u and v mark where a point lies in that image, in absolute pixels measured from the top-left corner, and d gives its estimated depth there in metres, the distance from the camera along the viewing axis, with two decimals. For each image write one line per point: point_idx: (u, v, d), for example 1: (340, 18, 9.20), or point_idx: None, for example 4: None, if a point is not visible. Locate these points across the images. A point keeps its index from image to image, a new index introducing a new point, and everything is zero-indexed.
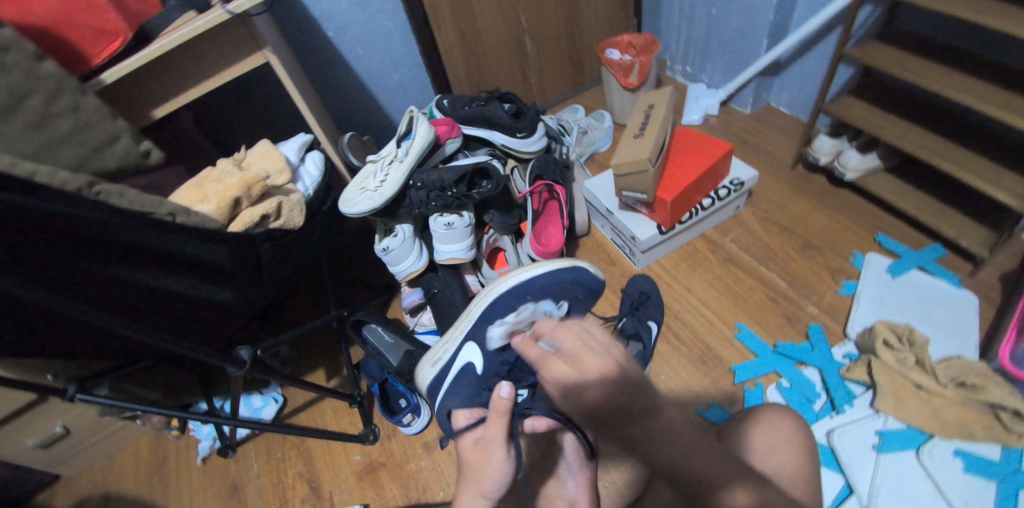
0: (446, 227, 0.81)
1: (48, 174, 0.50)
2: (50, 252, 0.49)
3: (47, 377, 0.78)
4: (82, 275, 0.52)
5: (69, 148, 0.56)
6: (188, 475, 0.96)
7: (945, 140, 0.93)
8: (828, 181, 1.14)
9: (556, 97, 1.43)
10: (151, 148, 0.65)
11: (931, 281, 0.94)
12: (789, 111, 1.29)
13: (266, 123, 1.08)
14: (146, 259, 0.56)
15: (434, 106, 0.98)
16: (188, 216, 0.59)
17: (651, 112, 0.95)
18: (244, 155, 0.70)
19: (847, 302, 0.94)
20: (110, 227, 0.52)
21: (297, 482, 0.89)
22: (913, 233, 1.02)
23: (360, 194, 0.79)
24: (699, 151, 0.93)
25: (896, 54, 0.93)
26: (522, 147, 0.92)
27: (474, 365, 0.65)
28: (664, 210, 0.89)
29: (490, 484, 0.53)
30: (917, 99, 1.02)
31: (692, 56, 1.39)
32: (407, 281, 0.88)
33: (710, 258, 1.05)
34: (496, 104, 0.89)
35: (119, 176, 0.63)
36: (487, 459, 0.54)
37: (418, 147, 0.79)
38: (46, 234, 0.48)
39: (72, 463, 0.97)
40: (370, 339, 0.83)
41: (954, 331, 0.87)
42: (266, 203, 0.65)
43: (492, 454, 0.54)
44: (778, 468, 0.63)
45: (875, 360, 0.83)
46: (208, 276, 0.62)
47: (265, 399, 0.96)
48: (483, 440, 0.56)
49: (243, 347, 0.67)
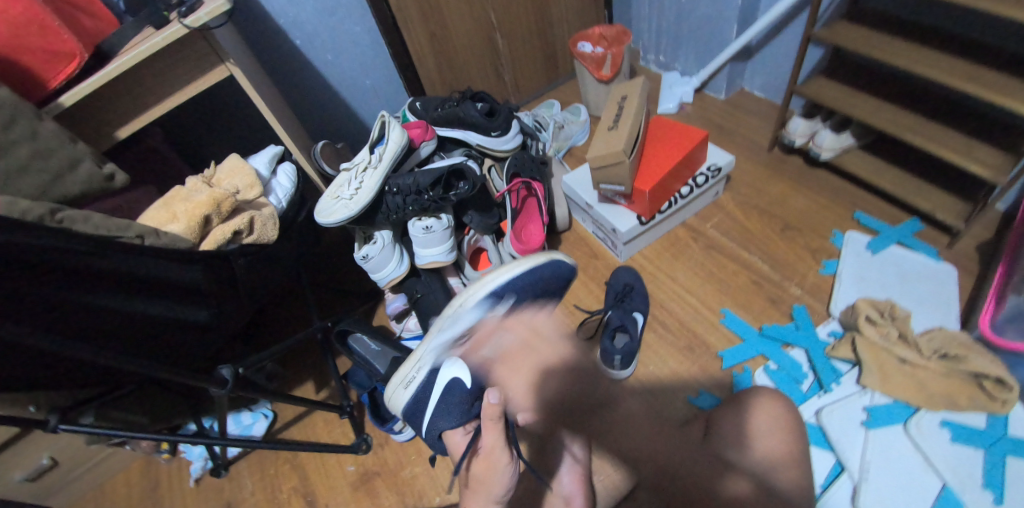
0: (425, 231, 0.80)
1: (8, 204, 0.49)
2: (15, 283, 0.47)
3: (30, 409, 0.76)
4: (52, 303, 0.50)
5: (29, 175, 0.55)
6: (181, 497, 0.94)
7: (917, 116, 0.94)
8: (804, 162, 1.15)
9: (531, 93, 1.43)
10: (114, 171, 0.63)
11: (910, 255, 0.95)
12: (763, 94, 1.30)
13: (238, 136, 1.06)
14: (117, 285, 0.55)
15: (407, 109, 0.97)
16: (157, 238, 0.58)
17: (625, 103, 0.95)
18: (213, 172, 0.69)
19: (829, 281, 0.95)
20: (78, 254, 0.51)
21: (292, 497, 0.88)
22: (889, 209, 1.03)
23: (335, 203, 0.78)
24: (676, 139, 0.94)
25: (863, 33, 0.94)
26: (497, 146, 0.92)
27: (460, 379, 0.66)
28: (642, 201, 0.89)
29: (498, 487, 0.53)
30: (886, 76, 1.03)
31: (664, 44, 1.40)
32: (390, 287, 0.88)
33: (693, 245, 1.05)
34: (469, 104, 0.89)
35: (85, 201, 0.62)
36: (492, 467, 0.54)
37: (391, 152, 0.78)
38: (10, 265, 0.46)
39: (62, 494, 0.95)
40: (357, 348, 0.82)
41: (933, 303, 0.88)
42: (238, 219, 0.64)
43: (497, 461, 0.54)
44: (767, 450, 0.64)
45: (858, 336, 0.84)
46: (183, 296, 0.61)
47: (255, 416, 0.95)
48: (483, 449, 0.56)
49: (224, 365, 0.65)
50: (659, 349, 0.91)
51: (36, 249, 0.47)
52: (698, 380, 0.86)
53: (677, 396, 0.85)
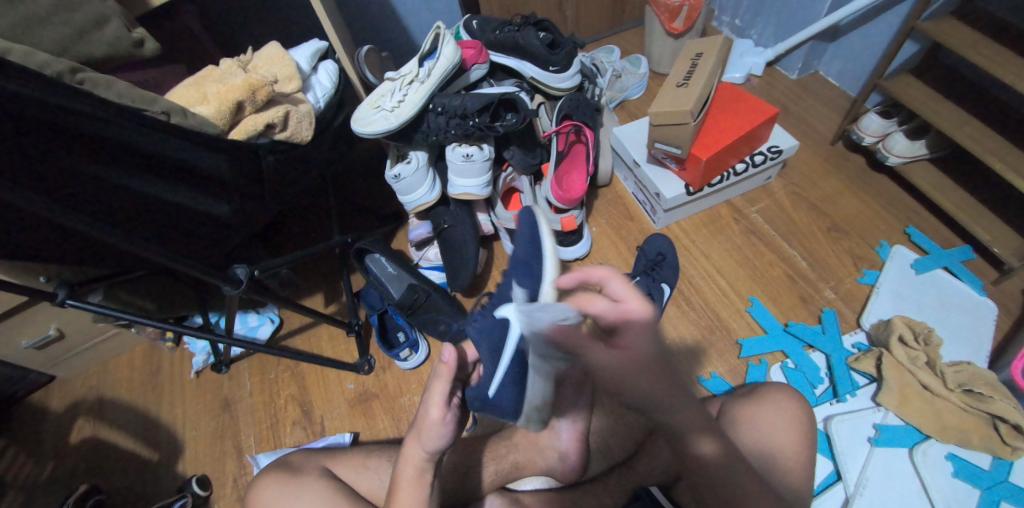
0: (464, 159, 0.75)
1: (26, 54, 0.45)
2: (12, 142, 0.43)
3: (41, 279, 0.77)
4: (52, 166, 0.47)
5: (49, 27, 0.49)
6: (181, 386, 0.96)
7: (1003, 137, 0.86)
8: (866, 162, 1.07)
9: (590, 35, 1.33)
10: (144, 38, 0.57)
11: (954, 283, 0.89)
12: (838, 83, 1.19)
13: (276, 28, 0.99)
14: (133, 162, 0.51)
15: (461, 26, 0.89)
16: (184, 117, 0.52)
17: (698, 61, 0.87)
18: (251, 58, 0.62)
19: (865, 291, 0.91)
20: (94, 120, 0.46)
21: (289, 405, 0.89)
22: (943, 229, 0.97)
23: (374, 113, 0.73)
24: (742, 112, 0.86)
25: (969, 34, 0.84)
26: (554, 83, 0.86)
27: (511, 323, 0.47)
28: (695, 170, 0.84)
29: (429, 438, 0.50)
30: (982, 89, 0.93)
31: (744, 7, 1.27)
32: (417, 212, 0.84)
33: (733, 227, 1.00)
34: (531, 30, 0.82)
35: (112, 66, 0.57)
36: (423, 415, 0.50)
37: (441, 68, 0.73)
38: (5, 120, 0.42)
39: (67, 365, 0.97)
40: (373, 268, 0.81)
41: (969, 330, 0.84)
42: (273, 111, 0.58)
43: None
44: (772, 428, 0.64)
45: (886, 354, 0.80)
46: (204, 185, 0.57)
47: (261, 319, 0.95)
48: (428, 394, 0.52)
49: (239, 265, 0.63)
50: (678, 324, 0.89)
51: (38, 104, 0.43)
52: (712, 363, 0.85)
53: (688, 375, 0.84)
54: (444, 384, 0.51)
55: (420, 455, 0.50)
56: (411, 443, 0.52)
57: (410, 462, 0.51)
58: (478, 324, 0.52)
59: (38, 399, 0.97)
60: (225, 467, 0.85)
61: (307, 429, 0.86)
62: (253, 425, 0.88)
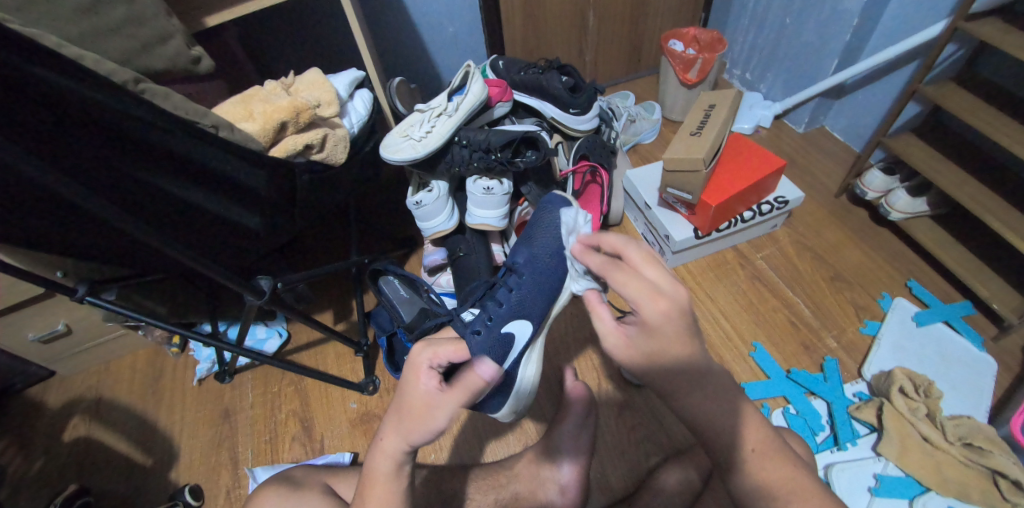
0: (485, 192, 0.78)
1: (95, 62, 0.48)
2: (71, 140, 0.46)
3: (57, 274, 0.80)
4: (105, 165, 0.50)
5: (117, 39, 0.53)
6: (182, 392, 0.96)
7: (1002, 198, 0.89)
8: (869, 215, 1.11)
9: (607, 80, 1.40)
10: (201, 56, 0.62)
11: (955, 337, 0.91)
12: (842, 138, 1.24)
13: (313, 54, 1.05)
14: (180, 169, 0.54)
15: (488, 65, 0.94)
16: (231, 132, 0.56)
17: (711, 112, 0.91)
18: (294, 81, 0.66)
19: (866, 341, 0.92)
20: (151, 127, 0.50)
21: (289, 420, 0.89)
22: (944, 285, 0.99)
23: (403, 141, 0.76)
24: (751, 162, 0.90)
25: (969, 99, 0.89)
26: (574, 125, 0.90)
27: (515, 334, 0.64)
28: (705, 215, 0.87)
29: (421, 437, 0.48)
30: (980, 151, 0.97)
31: (754, 63, 1.34)
32: (433, 239, 0.87)
33: (738, 271, 1.03)
34: (554, 74, 0.86)
35: (166, 78, 0.61)
36: (428, 419, 0.48)
37: (469, 103, 0.77)
38: (67, 117, 0.45)
39: (70, 362, 0.97)
40: (386, 290, 0.81)
41: (969, 386, 0.85)
42: (312, 133, 0.62)
43: (418, 379, 0.50)
44: None
45: (887, 404, 0.81)
46: (239, 196, 0.60)
47: (270, 332, 0.96)
48: (435, 394, 0.49)
49: (264, 276, 0.66)
50: None
51: (103, 108, 0.46)
52: None
53: None
54: (465, 398, 0.49)
55: (403, 446, 0.49)
56: (393, 437, 0.50)
57: (387, 455, 0.50)
58: (482, 336, 0.61)
59: (35, 395, 0.97)
60: (219, 479, 0.84)
61: (306, 446, 0.86)
62: (252, 438, 0.88)
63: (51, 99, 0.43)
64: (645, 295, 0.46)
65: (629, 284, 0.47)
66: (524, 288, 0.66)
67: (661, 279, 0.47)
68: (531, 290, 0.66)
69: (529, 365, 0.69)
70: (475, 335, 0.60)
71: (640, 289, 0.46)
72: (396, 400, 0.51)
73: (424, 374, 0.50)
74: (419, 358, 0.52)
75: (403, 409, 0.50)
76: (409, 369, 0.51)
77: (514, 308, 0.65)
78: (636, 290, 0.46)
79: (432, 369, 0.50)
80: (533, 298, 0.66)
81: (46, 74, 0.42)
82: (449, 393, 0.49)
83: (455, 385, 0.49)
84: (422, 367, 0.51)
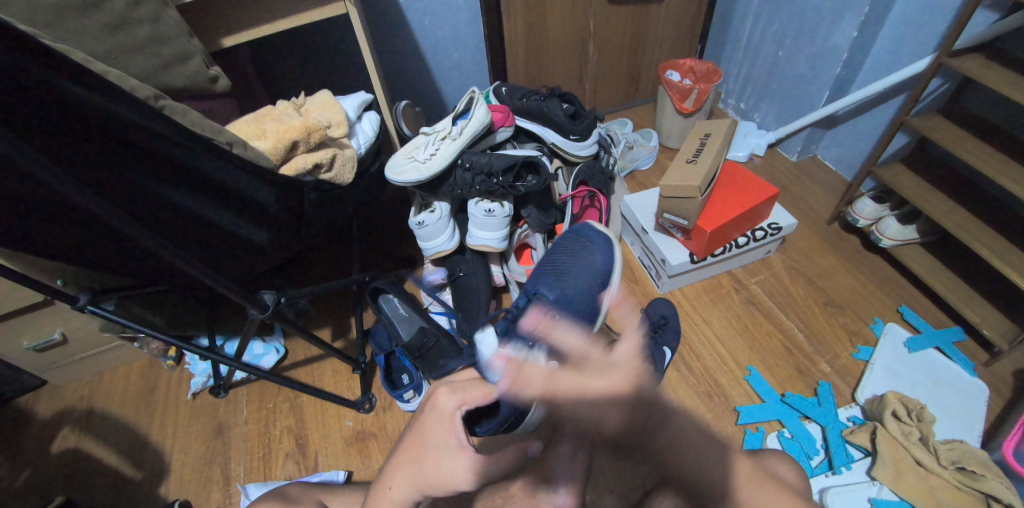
0: (486, 214, 0.80)
1: (119, 78, 0.51)
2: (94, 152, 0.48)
3: (57, 283, 0.81)
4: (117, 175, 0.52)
5: (140, 57, 0.57)
6: (176, 406, 0.95)
7: (988, 226, 0.92)
8: (861, 242, 1.13)
9: (606, 107, 1.44)
10: (219, 76, 0.66)
11: (947, 363, 0.92)
12: (834, 166, 1.27)
13: (322, 76, 1.08)
14: (194, 184, 0.56)
15: (491, 91, 0.97)
16: (244, 149, 0.58)
17: (706, 140, 0.94)
18: (305, 102, 0.69)
19: (860, 367, 0.93)
20: (170, 143, 0.52)
21: (284, 436, 0.89)
22: (936, 311, 1.01)
23: (408, 163, 0.79)
24: (745, 189, 0.93)
25: (953, 130, 0.92)
26: (574, 150, 0.93)
27: None
28: (699, 241, 0.89)
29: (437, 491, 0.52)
30: (966, 181, 1.01)
31: (748, 93, 1.38)
32: (433, 259, 0.88)
33: (733, 296, 1.04)
34: (556, 102, 0.89)
35: (183, 95, 0.64)
36: (453, 480, 0.51)
37: (473, 128, 0.80)
38: (89, 131, 0.47)
39: (63, 371, 0.97)
40: (385, 308, 0.83)
41: (961, 414, 0.86)
42: (323, 152, 0.64)
43: (452, 443, 0.52)
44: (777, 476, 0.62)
45: (880, 427, 0.82)
46: (248, 212, 0.62)
47: (267, 347, 0.96)
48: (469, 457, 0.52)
49: (268, 290, 0.67)
50: (677, 387, 0.91)
51: (125, 124, 0.49)
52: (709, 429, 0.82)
53: None
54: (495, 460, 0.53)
55: (416, 495, 0.53)
56: (404, 486, 0.53)
57: (394, 501, 0.53)
58: (513, 375, 0.58)
59: (26, 404, 0.96)
60: (210, 495, 0.83)
61: (299, 463, 0.85)
62: (245, 453, 0.87)
63: (71, 111, 0.45)
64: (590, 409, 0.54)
65: (580, 400, 0.54)
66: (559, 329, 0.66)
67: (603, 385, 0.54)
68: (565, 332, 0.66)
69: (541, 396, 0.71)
70: (508, 378, 0.60)
71: (592, 410, 0.54)
72: (420, 452, 0.53)
73: (456, 427, 0.53)
74: (449, 408, 0.53)
75: (423, 461, 0.52)
76: (438, 420, 0.53)
77: None
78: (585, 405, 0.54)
79: (463, 423, 0.53)
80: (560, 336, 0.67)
81: (73, 89, 0.44)
82: (476, 456, 0.51)
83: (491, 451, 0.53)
84: (453, 420, 0.53)
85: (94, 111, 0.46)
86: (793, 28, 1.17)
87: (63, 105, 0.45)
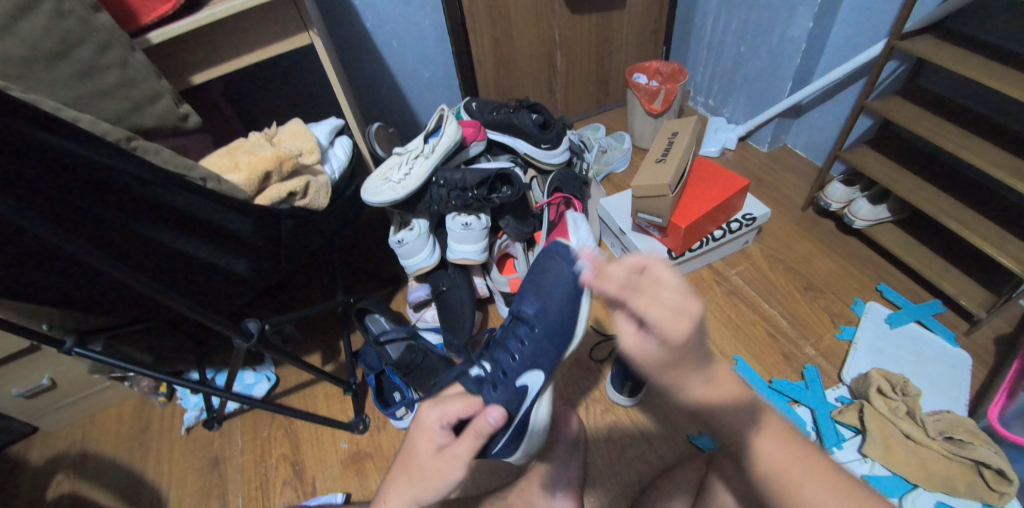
0: (463, 228, 0.82)
1: (91, 123, 0.52)
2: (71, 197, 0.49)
3: (42, 327, 0.81)
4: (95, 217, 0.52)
5: (110, 101, 0.58)
6: (169, 442, 0.95)
7: (954, 200, 0.95)
8: (836, 226, 1.16)
9: (579, 113, 1.47)
10: (189, 113, 0.67)
11: (928, 337, 0.94)
12: (805, 154, 1.31)
13: (297, 104, 1.10)
14: (170, 220, 0.57)
15: (462, 107, 1.00)
16: (218, 184, 0.60)
17: (674, 139, 0.97)
18: (276, 132, 0.71)
19: (844, 347, 0.95)
20: (144, 182, 0.53)
21: (280, 464, 0.89)
22: (914, 287, 1.03)
23: (383, 184, 0.80)
24: (716, 184, 0.95)
25: (912, 110, 0.96)
26: (545, 158, 0.95)
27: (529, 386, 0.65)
28: (676, 236, 0.91)
29: (428, 496, 0.51)
30: (931, 157, 1.04)
31: (715, 89, 1.42)
32: (416, 275, 0.89)
33: (715, 288, 1.06)
34: (525, 113, 0.92)
35: (154, 135, 0.65)
36: (440, 476, 0.50)
37: (444, 145, 0.82)
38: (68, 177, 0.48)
39: (54, 417, 0.96)
40: (372, 328, 0.83)
41: (944, 385, 0.87)
42: (295, 181, 0.66)
43: (434, 445, 0.52)
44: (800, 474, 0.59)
45: (867, 405, 0.84)
46: (225, 243, 0.63)
47: (258, 377, 0.97)
48: (449, 452, 0.51)
49: (252, 319, 0.67)
50: None
51: (100, 166, 0.50)
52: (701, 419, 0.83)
53: None
54: (475, 443, 0.50)
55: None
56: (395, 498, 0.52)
57: None
58: (497, 392, 0.62)
59: (17, 454, 0.96)
60: None
61: (298, 489, 0.85)
62: (241, 485, 0.87)
63: (43, 156, 0.46)
64: (666, 314, 0.44)
65: (648, 305, 0.45)
66: (540, 341, 0.68)
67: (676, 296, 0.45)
68: (546, 340, 0.68)
69: (543, 406, 0.67)
70: (491, 391, 0.61)
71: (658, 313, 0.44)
72: (408, 463, 0.53)
73: (434, 433, 0.53)
74: (430, 419, 0.54)
75: (410, 470, 0.53)
76: (420, 430, 0.54)
77: (528, 359, 0.66)
78: (658, 307, 0.44)
79: (441, 429, 0.53)
80: (541, 347, 0.67)
81: (49, 138, 0.45)
82: (451, 451, 0.50)
83: (469, 436, 0.51)
84: (432, 429, 0.53)
85: (69, 158, 0.48)
86: (752, 24, 1.21)
87: (38, 154, 0.45)
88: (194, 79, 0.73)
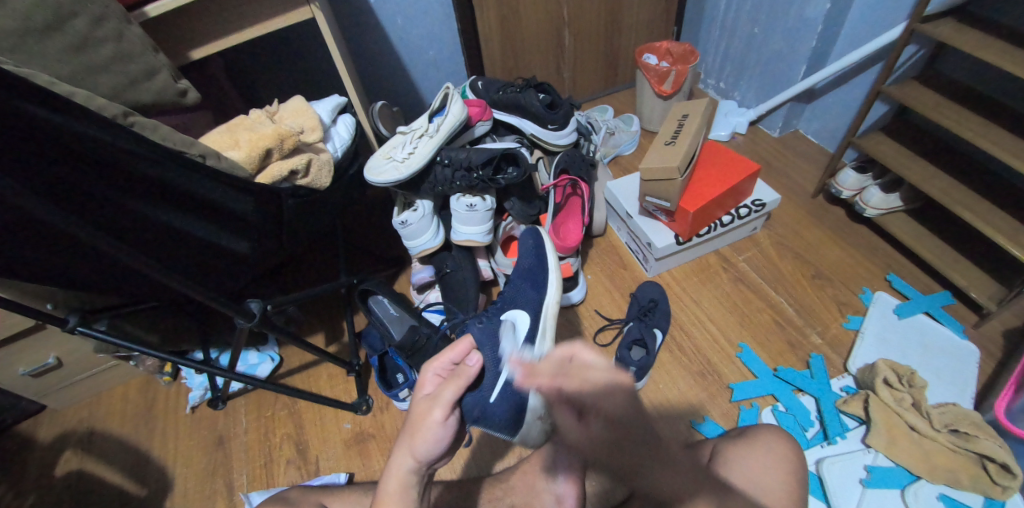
0: (468, 209, 0.80)
1: (86, 98, 0.50)
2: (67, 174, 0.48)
3: (46, 306, 0.81)
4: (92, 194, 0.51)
5: (106, 76, 0.56)
6: (175, 420, 0.96)
7: (969, 189, 0.92)
8: (847, 213, 1.14)
9: (586, 94, 1.44)
10: (187, 88, 0.66)
11: (937, 327, 0.93)
12: (816, 139, 1.28)
13: (298, 82, 1.08)
14: (169, 198, 0.56)
15: (467, 86, 0.98)
16: (218, 160, 0.58)
17: (685, 121, 0.95)
18: (278, 110, 0.69)
19: (850, 336, 0.94)
20: (142, 159, 0.52)
21: (284, 443, 0.89)
22: (924, 277, 1.01)
23: (386, 163, 0.79)
24: (726, 168, 0.93)
25: (930, 95, 0.93)
26: (553, 140, 0.93)
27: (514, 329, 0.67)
28: (684, 221, 0.89)
29: (422, 445, 0.51)
30: (947, 145, 1.01)
31: (727, 72, 1.38)
32: (420, 257, 0.89)
33: (721, 275, 1.05)
34: (532, 93, 0.90)
35: (153, 111, 0.64)
36: (426, 419, 0.52)
37: (449, 124, 0.80)
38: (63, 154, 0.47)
39: (61, 395, 0.97)
40: (376, 309, 0.84)
41: (951, 377, 0.87)
42: (297, 158, 0.64)
43: (423, 395, 0.56)
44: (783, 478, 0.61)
45: (872, 396, 0.83)
46: (225, 222, 0.62)
47: (261, 357, 0.97)
48: (433, 395, 0.55)
49: (253, 299, 0.67)
50: (671, 369, 0.92)
51: (97, 142, 0.49)
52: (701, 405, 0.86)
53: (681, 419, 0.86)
54: (457, 385, 0.54)
55: (410, 464, 0.52)
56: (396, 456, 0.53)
57: (393, 475, 0.52)
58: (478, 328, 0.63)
59: (26, 429, 0.97)
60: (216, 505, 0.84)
61: (301, 468, 0.86)
62: (246, 464, 0.88)
63: (37, 132, 0.45)
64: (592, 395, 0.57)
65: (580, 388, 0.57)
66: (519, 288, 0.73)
67: (601, 376, 0.57)
68: (524, 288, 0.73)
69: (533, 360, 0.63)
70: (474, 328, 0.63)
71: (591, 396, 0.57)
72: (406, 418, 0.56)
73: (425, 382, 0.57)
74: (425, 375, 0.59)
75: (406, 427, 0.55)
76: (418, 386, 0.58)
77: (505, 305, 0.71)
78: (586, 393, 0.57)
79: (431, 375, 0.57)
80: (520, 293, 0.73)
81: (39, 111, 0.44)
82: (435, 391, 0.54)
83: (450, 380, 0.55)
84: (424, 379, 0.58)
85: (64, 133, 0.46)
86: (767, 4, 1.17)
87: (32, 130, 0.44)
88: (193, 54, 0.71)
